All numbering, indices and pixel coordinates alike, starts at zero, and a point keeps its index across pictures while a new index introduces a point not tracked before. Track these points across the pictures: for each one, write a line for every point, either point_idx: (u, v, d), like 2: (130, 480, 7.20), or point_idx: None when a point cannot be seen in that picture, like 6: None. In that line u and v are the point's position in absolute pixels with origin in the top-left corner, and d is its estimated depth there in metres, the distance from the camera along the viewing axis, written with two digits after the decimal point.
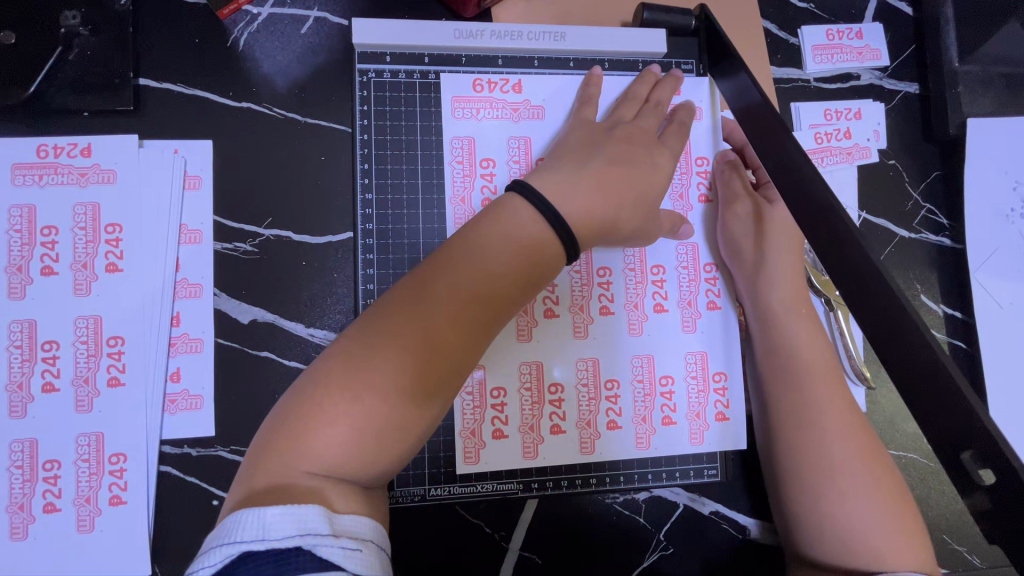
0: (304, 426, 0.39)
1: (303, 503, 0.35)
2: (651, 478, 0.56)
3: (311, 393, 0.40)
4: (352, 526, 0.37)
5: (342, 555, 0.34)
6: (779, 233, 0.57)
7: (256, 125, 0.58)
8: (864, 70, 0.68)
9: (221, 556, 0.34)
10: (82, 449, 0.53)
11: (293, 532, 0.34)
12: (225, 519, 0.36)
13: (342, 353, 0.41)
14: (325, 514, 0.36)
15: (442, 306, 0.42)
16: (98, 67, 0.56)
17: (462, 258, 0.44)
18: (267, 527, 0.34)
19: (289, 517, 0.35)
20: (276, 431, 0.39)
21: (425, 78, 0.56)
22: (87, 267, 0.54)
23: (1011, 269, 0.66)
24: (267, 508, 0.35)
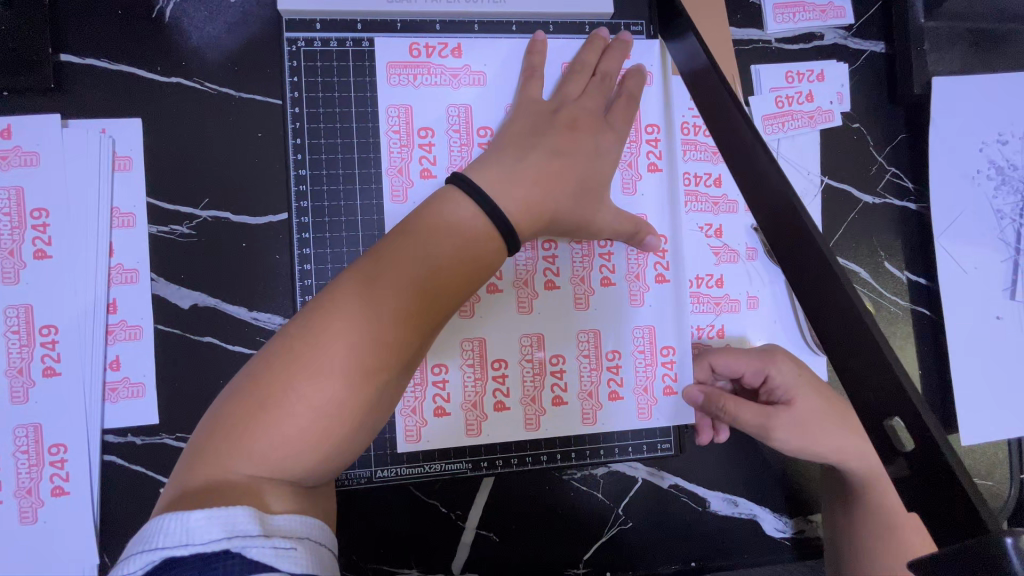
0: (249, 427, 0.37)
1: (232, 506, 0.34)
2: (602, 454, 0.55)
3: (255, 390, 0.38)
4: (287, 526, 0.35)
5: (274, 555, 0.33)
6: (747, 356, 0.57)
7: (186, 101, 0.55)
8: (827, 29, 0.65)
9: (144, 564, 0.32)
10: (19, 441, 0.52)
11: (219, 535, 0.32)
12: (150, 525, 0.34)
13: (288, 350, 0.39)
14: (256, 517, 0.34)
15: (394, 295, 0.41)
16: (13, 42, 0.53)
17: (413, 244, 0.43)
18: (191, 532, 0.32)
19: (216, 520, 0.33)
20: (218, 429, 0.38)
21: (359, 46, 0.54)
22: (13, 255, 0.52)
23: (976, 232, 0.64)
24: (191, 513, 0.33)
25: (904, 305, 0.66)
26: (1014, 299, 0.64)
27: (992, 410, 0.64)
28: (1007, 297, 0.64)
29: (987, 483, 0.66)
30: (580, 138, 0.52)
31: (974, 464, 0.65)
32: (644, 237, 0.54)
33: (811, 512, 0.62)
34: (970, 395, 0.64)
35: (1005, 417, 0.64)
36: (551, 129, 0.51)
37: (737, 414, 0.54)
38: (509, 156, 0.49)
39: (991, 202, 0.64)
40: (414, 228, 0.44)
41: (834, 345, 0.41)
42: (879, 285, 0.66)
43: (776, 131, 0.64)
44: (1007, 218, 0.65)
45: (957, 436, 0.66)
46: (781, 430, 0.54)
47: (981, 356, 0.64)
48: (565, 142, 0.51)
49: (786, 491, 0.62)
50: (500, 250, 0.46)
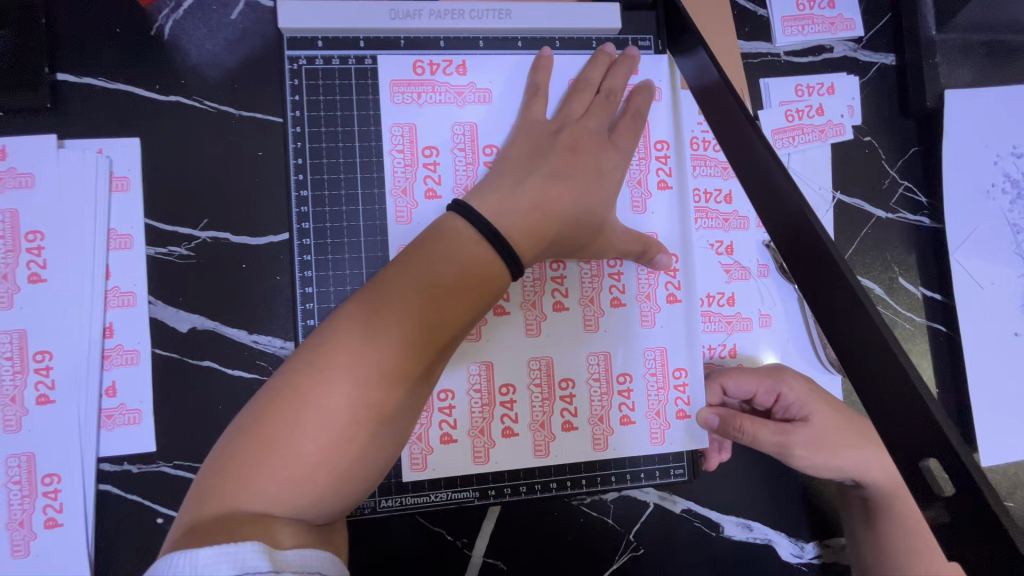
0: (254, 463, 0.36)
1: (241, 541, 0.32)
2: (615, 481, 0.53)
3: (266, 417, 0.37)
4: (297, 561, 0.33)
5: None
6: (756, 373, 0.55)
7: (187, 121, 0.54)
8: (837, 42, 0.64)
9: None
10: (11, 471, 0.50)
11: (229, 573, 0.31)
12: (155, 565, 0.32)
13: (292, 384, 0.38)
14: (266, 552, 0.32)
15: (407, 315, 0.40)
16: (9, 62, 0.52)
17: (424, 262, 0.42)
18: (198, 571, 0.30)
19: (225, 557, 0.31)
20: (222, 466, 0.36)
21: (361, 63, 0.53)
22: (7, 279, 0.51)
23: (992, 247, 0.63)
24: (200, 549, 0.31)
25: (920, 322, 0.65)
26: None
27: (1011, 429, 0.62)
28: None
29: (1009, 503, 0.64)
30: (589, 158, 0.51)
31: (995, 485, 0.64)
32: (654, 255, 0.53)
33: (828, 536, 0.60)
34: (988, 415, 0.63)
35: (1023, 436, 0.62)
36: (558, 151, 0.50)
37: (756, 433, 0.52)
38: (514, 179, 0.48)
39: (1007, 216, 0.63)
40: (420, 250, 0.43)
41: (859, 374, 0.40)
42: (894, 301, 0.65)
43: (786, 145, 0.63)
44: None
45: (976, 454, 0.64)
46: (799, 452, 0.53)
47: (999, 373, 0.63)
48: (574, 162, 0.50)
49: (802, 515, 0.60)
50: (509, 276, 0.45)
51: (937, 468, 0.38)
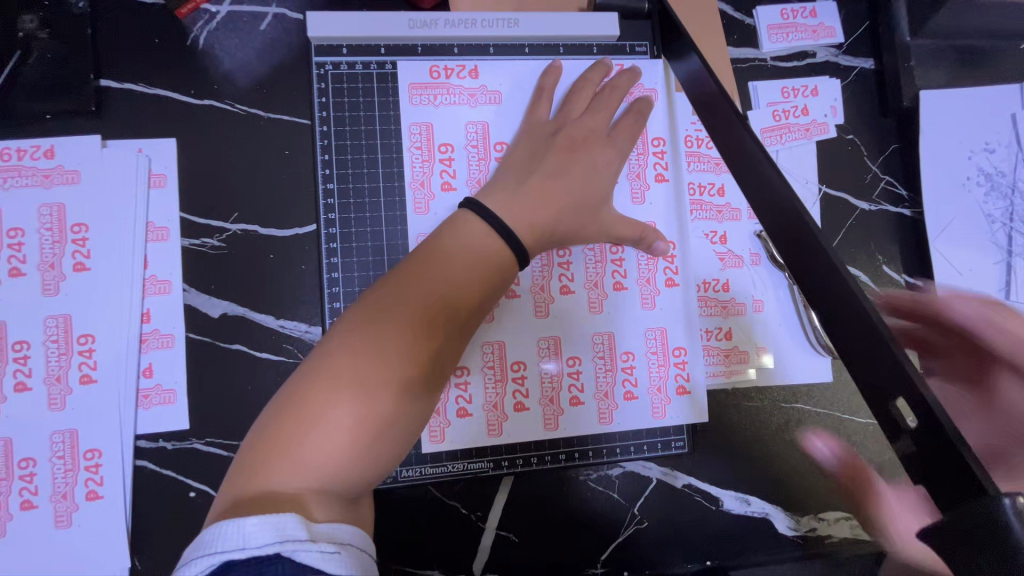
0: (289, 444, 0.39)
1: (282, 513, 0.36)
2: (620, 453, 0.57)
3: (296, 405, 0.41)
4: (331, 532, 0.37)
5: (321, 558, 0.34)
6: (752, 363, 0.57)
7: (220, 122, 0.59)
8: (820, 48, 0.69)
9: (201, 567, 0.34)
10: (56, 446, 0.53)
11: (272, 539, 0.34)
12: (207, 531, 0.36)
13: (318, 372, 0.42)
14: (304, 522, 0.36)
15: (420, 306, 0.45)
16: (58, 69, 0.57)
17: (432, 262, 0.47)
18: (246, 537, 0.34)
19: (268, 525, 0.35)
20: (259, 452, 0.40)
21: (382, 68, 0.57)
22: (54, 267, 0.55)
23: (969, 237, 0.67)
24: (247, 518, 0.35)
25: (903, 306, 0.69)
26: (1009, 300, 0.67)
27: None
28: (1003, 298, 0.67)
29: None
30: (586, 156, 0.56)
31: None
32: (652, 243, 0.57)
33: (820, 510, 0.64)
34: None
35: None
36: (557, 149, 0.55)
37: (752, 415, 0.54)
38: (515, 178, 0.54)
39: (983, 207, 0.67)
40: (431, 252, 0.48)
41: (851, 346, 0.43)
42: (879, 287, 0.69)
43: (775, 143, 0.67)
44: (998, 223, 0.68)
45: None
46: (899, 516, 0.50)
47: None
48: (572, 161, 0.55)
49: (795, 490, 0.64)
50: (512, 269, 0.50)
51: (903, 408, 0.40)
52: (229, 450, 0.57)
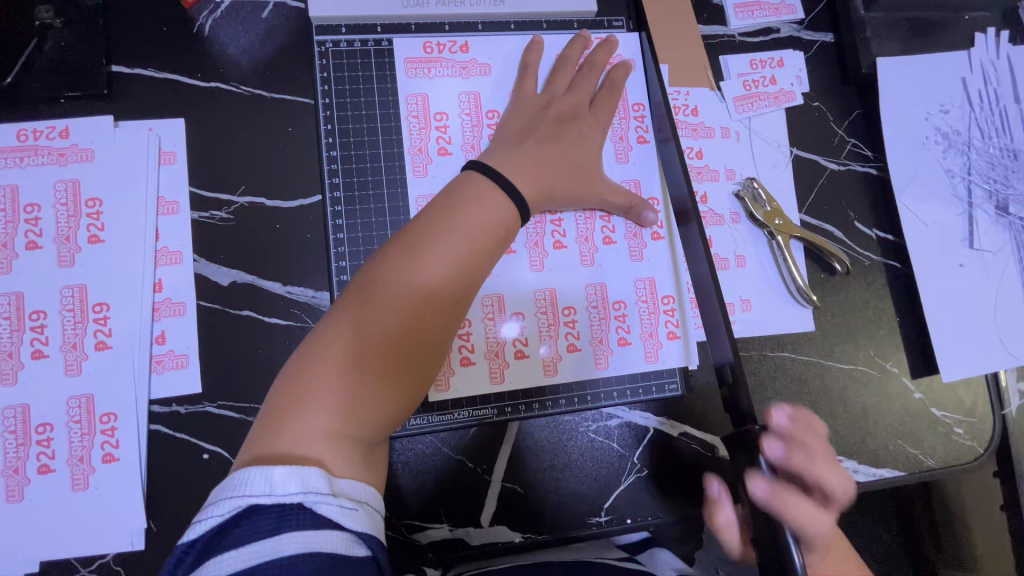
0: (305, 392, 0.44)
1: (306, 466, 0.39)
2: (615, 396, 0.62)
3: (311, 358, 0.45)
4: (349, 490, 0.41)
5: (340, 513, 0.39)
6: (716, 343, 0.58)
7: (226, 103, 0.62)
8: (783, 24, 0.75)
9: (229, 507, 0.38)
10: (72, 411, 0.55)
11: (297, 490, 0.38)
12: (232, 476, 0.39)
13: (333, 329, 0.46)
14: (326, 477, 0.40)
15: (417, 286, 0.48)
16: (72, 57, 0.60)
17: (426, 242, 0.50)
18: (273, 485, 0.38)
19: (293, 477, 0.39)
20: (280, 397, 0.44)
21: (379, 45, 0.62)
22: (69, 240, 0.57)
23: (932, 191, 0.72)
24: (272, 467, 0.39)
25: (876, 259, 0.73)
26: (973, 248, 0.72)
27: (968, 349, 0.70)
28: (967, 247, 0.72)
29: (971, 419, 0.72)
30: (572, 123, 0.60)
31: (955, 402, 0.72)
32: (641, 212, 0.62)
33: None
34: (947, 338, 0.70)
35: (977, 354, 0.70)
36: (545, 116, 0.59)
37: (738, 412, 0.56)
38: (509, 142, 0.58)
39: (941, 163, 0.73)
40: (431, 219, 0.51)
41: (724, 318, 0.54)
42: (853, 242, 0.73)
43: (746, 110, 0.72)
44: (958, 177, 0.73)
45: (938, 375, 0.72)
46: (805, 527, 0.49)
47: (951, 300, 0.71)
48: (559, 125, 0.60)
49: None
50: (507, 235, 0.53)
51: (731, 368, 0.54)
52: (240, 412, 0.58)
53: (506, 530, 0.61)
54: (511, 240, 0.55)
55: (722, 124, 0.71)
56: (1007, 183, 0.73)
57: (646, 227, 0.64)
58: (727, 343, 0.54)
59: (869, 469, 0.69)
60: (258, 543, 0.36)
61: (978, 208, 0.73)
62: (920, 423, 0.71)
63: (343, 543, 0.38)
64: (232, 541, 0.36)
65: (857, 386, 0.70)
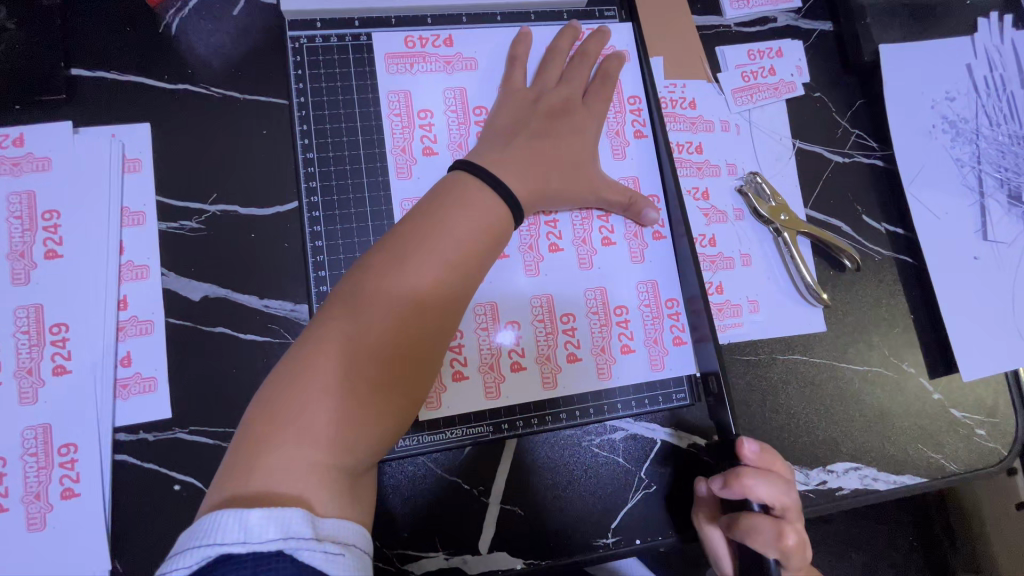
0: (285, 417, 0.39)
1: (286, 507, 0.35)
2: (620, 408, 0.58)
3: (290, 379, 0.41)
4: (335, 531, 0.36)
5: (324, 560, 0.34)
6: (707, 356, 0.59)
7: (195, 106, 0.58)
8: (779, 13, 0.72)
9: (199, 557, 0.34)
10: (28, 443, 0.50)
11: (276, 535, 0.34)
12: (204, 521, 0.35)
13: (314, 345, 0.42)
14: (308, 519, 0.36)
15: (403, 299, 0.44)
16: (28, 60, 0.56)
17: (410, 250, 0.46)
18: (249, 531, 0.34)
19: (272, 520, 0.34)
20: (256, 424, 0.40)
21: (357, 40, 0.59)
22: (24, 256, 0.53)
23: (941, 181, 0.69)
24: (248, 510, 0.35)
25: (887, 253, 0.69)
26: (987, 240, 0.69)
27: (989, 346, 0.66)
28: (981, 238, 0.69)
29: (993, 420, 0.68)
30: (564, 118, 0.57)
31: (975, 401, 0.68)
32: (641, 209, 0.59)
33: (828, 462, 0.64)
34: (966, 335, 0.66)
35: (998, 351, 0.66)
36: (535, 111, 0.56)
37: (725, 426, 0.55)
38: (498, 139, 0.54)
39: (950, 152, 0.70)
40: (419, 223, 0.48)
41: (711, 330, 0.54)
42: (862, 237, 0.70)
43: (745, 102, 0.69)
44: (967, 166, 0.70)
45: (957, 374, 0.68)
46: (794, 564, 0.47)
47: (968, 295, 0.67)
48: (550, 121, 0.56)
49: (795, 443, 0.64)
50: (501, 239, 0.50)
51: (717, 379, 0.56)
52: (214, 438, 0.54)
53: (506, 557, 0.56)
54: (505, 243, 0.51)
55: (721, 117, 0.68)
56: (1019, 170, 0.70)
57: (646, 225, 0.60)
58: (714, 355, 0.55)
59: (890, 476, 0.65)
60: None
61: (990, 198, 0.70)
62: (940, 426, 0.67)
63: None
64: None
65: (873, 389, 0.67)
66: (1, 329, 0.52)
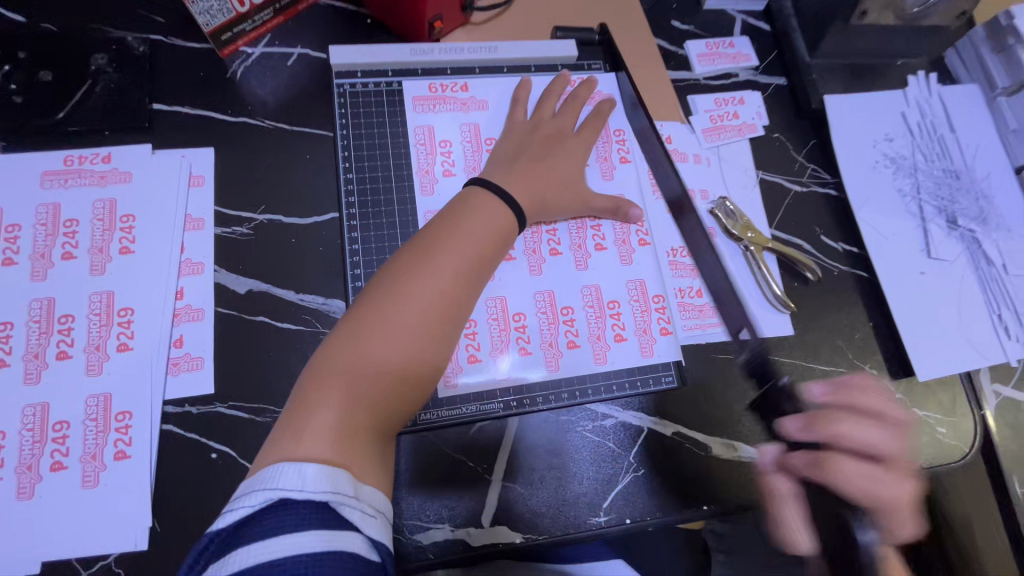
0: (325, 384, 0.48)
1: (336, 467, 0.43)
2: (615, 389, 0.66)
3: (330, 354, 0.50)
4: (370, 496, 0.44)
5: (361, 518, 0.42)
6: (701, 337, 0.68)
7: (253, 134, 0.70)
8: (741, 69, 0.86)
9: (261, 498, 0.41)
10: (90, 409, 0.57)
11: (327, 489, 0.41)
12: (266, 469, 0.42)
13: (350, 327, 0.51)
14: (351, 481, 0.43)
15: (423, 294, 0.52)
16: (120, 96, 0.69)
17: (426, 258, 0.55)
18: (305, 481, 0.41)
19: (325, 476, 0.42)
20: (301, 391, 0.48)
21: (391, 86, 0.72)
22: (102, 251, 0.62)
23: (887, 208, 0.80)
24: (306, 464, 0.42)
25: (844, 268, 0.79)
26: (932, 257, 0.78)
27: (940, 350, 0.74)
28: (926, 256, 0.78)
29: (953, 420, 0.74)
30: (559, 146, 0.68)
31: (935, 402, 0.75)
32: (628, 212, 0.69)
33: None
34: (919, 340, 0.75)
35: (948, 354, 0.74)
36: (535, 140, 0.68)
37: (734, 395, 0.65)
38: (504, 162, 0.66)
39: (893, 184, 0.81)
40: (438, 231, 0.57)
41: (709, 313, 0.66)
42: (822, 254, 0.79)
43: (714, 140, 0.81)
44: (909, 196, 0.81)
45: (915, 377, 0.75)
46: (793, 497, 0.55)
47: (919, 305, 0.76)
48: (547, 148, 0.68)
49: None
50: (505, 247, 0.59)
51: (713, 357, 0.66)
52: (250, 413, 0.61)
53: (507, 531, 0.61)
54: (508, 250, 0.60)
55: (694, 151, 0.80)
56: (953, 200, 0.81)
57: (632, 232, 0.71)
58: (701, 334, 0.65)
59: None
60: (288, 535, 0.39)
61: (932, 222, 0.80)
62: None
63: (361, 547, 0.41)
64: (262, 532, 0.39)
65: None
66: (76, 310, 0.60)
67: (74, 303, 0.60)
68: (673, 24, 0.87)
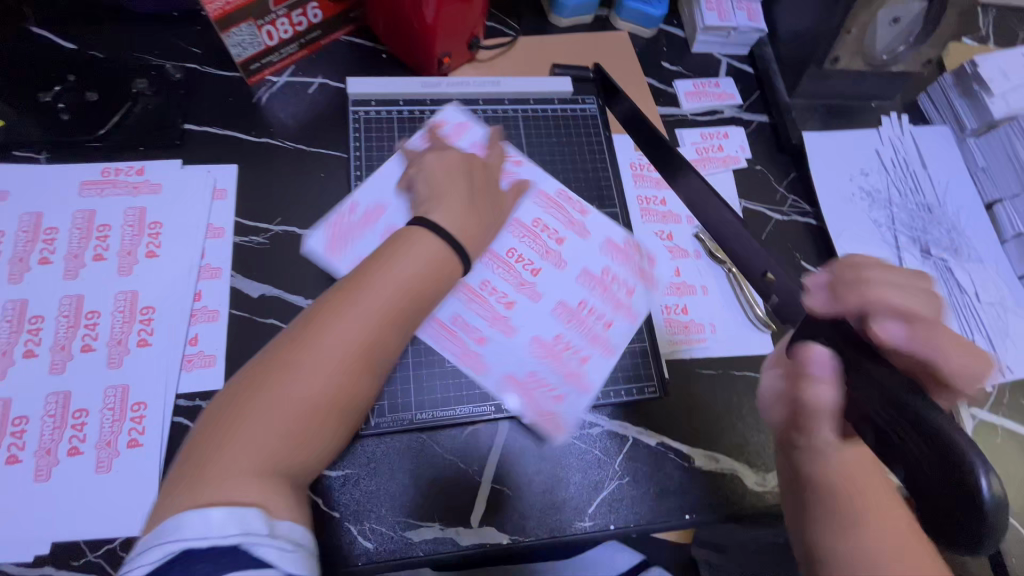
0: (248, 409, 0.48)
1: (245, 507, 0.42)
2: (603, 397, 0.71)
3: (257, 376, 0.50)
4: (288, 531, 0.44)
5: (279, 555, 0.42)
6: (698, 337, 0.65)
7: (274, 153, 0.77)
8: (726, 107, 0.93)
9: (160, 554, 0.40)
10: (108, 399, 0.61)
11: (234, 532, 0.41)
12: (169, 520, 0.42)
13: (280, 351, 0.51)
14: (264, 518, 0.43)
15: (358, 319, 0.53)
16: (156, 116, 0.75)
17: (358, 288, 0.55)
18: (209, 530, 0.41)
19: (232, 519, 0.41)
20: (222, 413, 0.48)
21: (401, 114, 0.80)
22: (131, 254, 0.68)
23: (864, 237, 0.85)
24: (209, 510, 0.42)
25: None
26: None
27: None
28: None
29: None
30: None
31: None
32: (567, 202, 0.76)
33: None
34: None
35: None
36: None
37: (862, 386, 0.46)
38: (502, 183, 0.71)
39: (869, 215, 0.86)
40: (380, 258, 0.57)
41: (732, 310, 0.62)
42: None
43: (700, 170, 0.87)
44: (885, 226, 0.86)
45: None
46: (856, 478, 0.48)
47: None
48: None
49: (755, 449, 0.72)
50: (448, 278, 0.60)
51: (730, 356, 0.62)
52: None
53: (495, 532, 0.64)
54: (449, 280, 0.60)
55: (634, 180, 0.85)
56: (926, 231, 0.86)
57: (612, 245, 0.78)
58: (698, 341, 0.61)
59: None
60: None
61: (906, 251, 0.85)
62: None
63: None
64: None
65: None
66: (102, 307, 0.65)
67: (101, 301, 0.65)
68: (663, 65, 0.94)
